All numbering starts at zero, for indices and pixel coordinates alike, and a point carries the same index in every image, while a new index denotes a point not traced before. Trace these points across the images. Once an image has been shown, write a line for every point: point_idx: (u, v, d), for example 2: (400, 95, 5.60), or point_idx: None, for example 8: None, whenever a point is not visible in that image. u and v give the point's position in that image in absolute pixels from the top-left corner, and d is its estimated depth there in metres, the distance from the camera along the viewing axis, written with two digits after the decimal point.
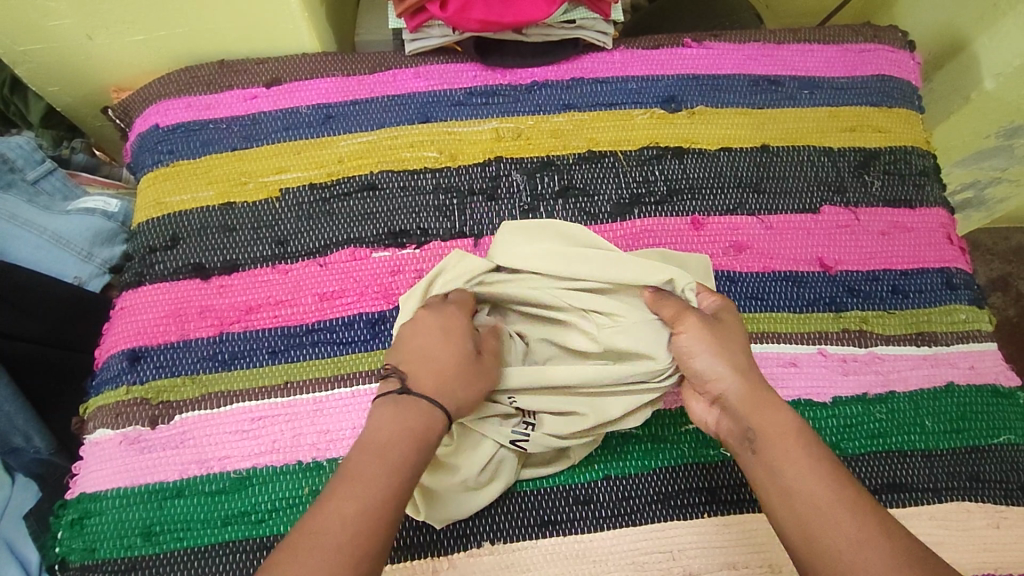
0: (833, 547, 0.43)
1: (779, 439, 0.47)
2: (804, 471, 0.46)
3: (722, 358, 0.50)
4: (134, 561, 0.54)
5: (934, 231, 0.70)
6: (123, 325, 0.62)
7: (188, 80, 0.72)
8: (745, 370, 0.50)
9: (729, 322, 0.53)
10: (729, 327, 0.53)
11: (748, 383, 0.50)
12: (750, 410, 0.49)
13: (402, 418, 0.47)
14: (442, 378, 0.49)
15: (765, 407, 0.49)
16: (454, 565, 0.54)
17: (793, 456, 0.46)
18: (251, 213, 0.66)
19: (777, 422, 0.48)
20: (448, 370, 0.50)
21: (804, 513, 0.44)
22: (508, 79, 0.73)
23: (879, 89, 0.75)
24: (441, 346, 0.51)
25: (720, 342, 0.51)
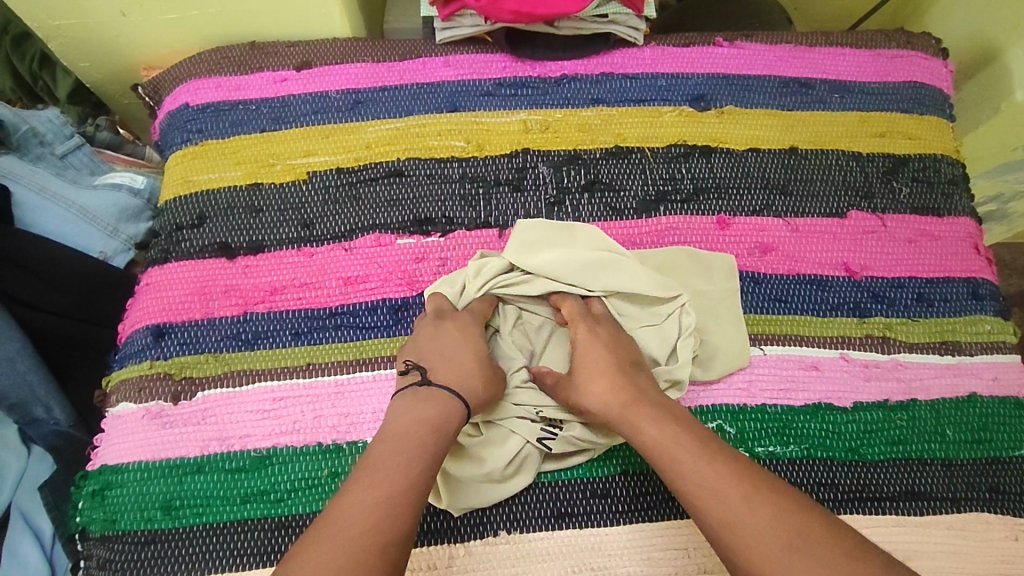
0: (725, 520, 0.45)
1: (659, 444, 0.50)
2: (684, 452, 0.49)
3: (596, 398, 0.54)
4: (155, 534, 0.54)
5: (962, 241, 0.69)
6: (148, 301, 0.63)
7: (219, 60, 0.72)
8: (614, 396, 0.54)
9: (587, 355, 0.56)
10: (590, 361, 0.56)
11: (621, 403, 0.53)
12: (629, 428, 0.52)
13: (418, 412, 0.50)
14: (459, 371, 0.54)
15: (637, 416, 0.52)
16: (471, 552, 0.54)
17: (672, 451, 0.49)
18: (278, 195, 0.66)
19: (653, 429, 0.51)
20: (464, 364, 0.54)
21: (705, 503, 0.46)
22: (538, 71, 0.73)
23: (911, 95, 0.75)
24: (456, 342, 0.56)
25: (589, 385, 0.55)
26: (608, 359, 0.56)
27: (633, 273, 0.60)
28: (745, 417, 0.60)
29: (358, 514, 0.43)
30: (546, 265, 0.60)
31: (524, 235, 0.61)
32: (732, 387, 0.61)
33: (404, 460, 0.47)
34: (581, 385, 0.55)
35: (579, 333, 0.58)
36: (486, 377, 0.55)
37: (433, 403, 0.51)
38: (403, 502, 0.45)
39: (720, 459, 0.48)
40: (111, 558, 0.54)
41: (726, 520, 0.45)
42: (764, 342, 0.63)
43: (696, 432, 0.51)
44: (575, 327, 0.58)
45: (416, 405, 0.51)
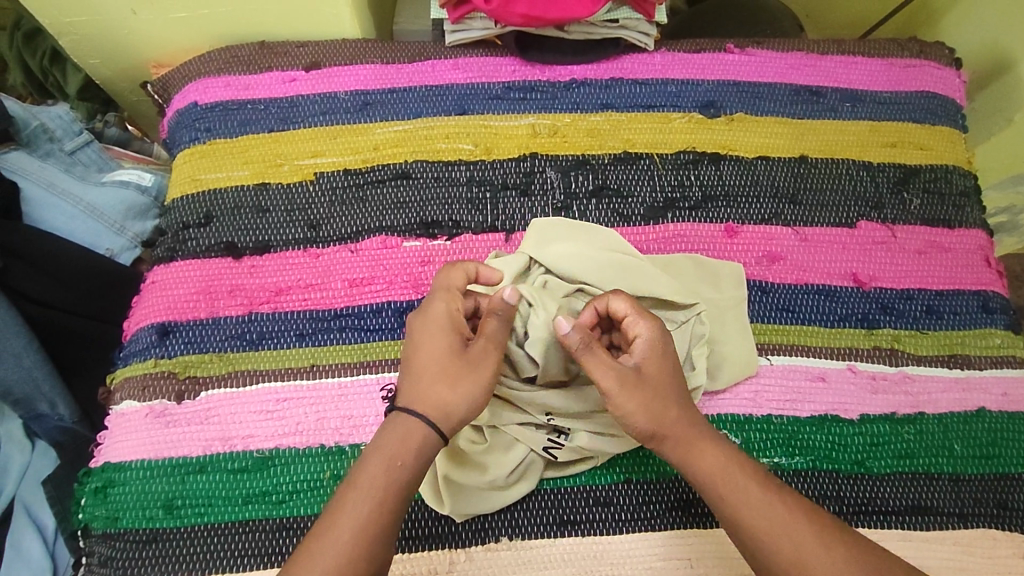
0: (790, 559, 0.44)
1: (715, 473, 0.48)
2: (737, 487, 0.47)
3: (655, 417, 0.49)
4: (156, 533, 0.54)
5: (973, 253, 0.69)
6: (153, 300, 0.63)
7: (229, 59, 0.72)
8: (673, 416, 0.50)
9: (651, 359, 0.51)
10: (654, 368, 0.51)
11: (680, 428, 0.50)
12: (683, 456, 0.49)
13: (389, 438, 0.47)
14: (425, 380, 0.49)
15: (692, 445, 0.49)
16: (472, 558, 0.54)
17: (728, 483, 0.47)
18: (285, 196, 0.66)
19: (709, 459, 0.49)
20: (428, 371, 0.49)
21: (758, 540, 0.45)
22: (548, 75, 0.73)
23: (923, 105, 0.74)
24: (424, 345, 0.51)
25: (650, 397, 0.50)
26: (669, 371, 0.52)
27: (646, 276, 0.60)
28: (750, 428, 0.60)
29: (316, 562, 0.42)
30: (562, 261, 0.60)
31: (538, 233, 0.62)
32: (737, 397, 0.61)
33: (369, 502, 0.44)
34: (643, 392, 0.50)
35: (637, 330, 0.52)
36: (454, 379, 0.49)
37: (400, 428, 0.48)
38: (360, 549, 0.43)
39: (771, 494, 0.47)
40: (113, 555, 0.54)
41: (793, 560, 0.44)
42: (770, 352, 0.63)
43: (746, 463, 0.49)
44: (636, 322, 0.52)
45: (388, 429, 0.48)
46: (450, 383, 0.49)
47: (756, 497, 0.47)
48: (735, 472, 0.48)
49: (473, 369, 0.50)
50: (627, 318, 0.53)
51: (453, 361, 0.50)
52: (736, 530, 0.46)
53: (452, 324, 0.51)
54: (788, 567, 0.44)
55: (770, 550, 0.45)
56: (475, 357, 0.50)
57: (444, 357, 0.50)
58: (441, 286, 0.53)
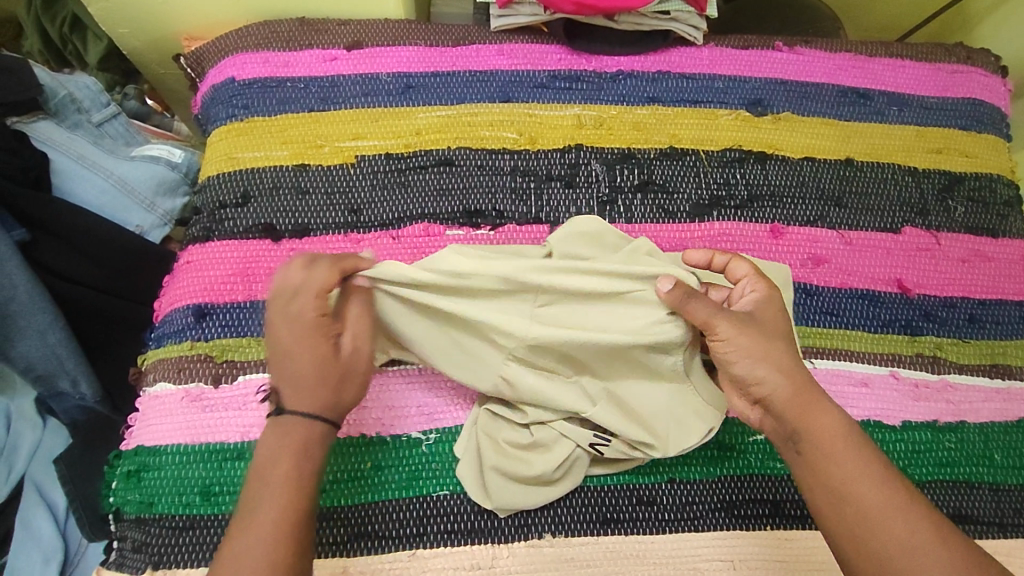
0: (899, 543, 0.42)
1: (831, 437, 0.46)
2: (854, 465, 0.45)
3: (770, 369, 0.48)
4: (193, 519, 0.53)
5: (1015, 263, 0.68)
6: (188, 280, 0.61)
7: (268, 35, 0.70)
8: (790, 368, 0.48)
9: (769, 312, 0.51)
10: (771, 322, 0.51)
11: (796, 384, 0.48)
12: (797, 413, 0.47)
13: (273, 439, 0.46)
14: (311, 381, 0.46)
15: (810, 408, 0.47)
16: (514, 554, 0.53)
17: (847, 451, 0.45)
18: (326, 177, 0.64)
19: (827, 423, 0.46)
20: (320, 374, 0.47)
21: (872, 525, 0.43)
22: (594, 66, 0.71)
23: (969, 112, 0.74)
24: (302, 339, 0.47)
25: (765, 339, 0.49)
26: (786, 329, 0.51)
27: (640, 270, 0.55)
28: None
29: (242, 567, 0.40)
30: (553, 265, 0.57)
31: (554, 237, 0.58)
32: None
33: (281, 508, 0.43)
34: (760, 335, 0.49)
35: (753, 289, 0.53)
36: (338, 380, 0.47)
37: (282, 432, 0.46)
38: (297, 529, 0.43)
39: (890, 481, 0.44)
40: (148, 541, 0.53)
41: (901, 542, 0.42)
42: (814, 356, 0.62)
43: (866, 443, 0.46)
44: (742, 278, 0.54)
45: (269, 433, 0.46)
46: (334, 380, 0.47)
47: (873, 471, 0.44)
48: (856, 442, 0.46)
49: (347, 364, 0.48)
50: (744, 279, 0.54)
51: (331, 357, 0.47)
52: (838, 499, 0.44)
53: (322, 329, 0.48)
54: (896, 551, 0.42)
55: (880, 527, 0.42)
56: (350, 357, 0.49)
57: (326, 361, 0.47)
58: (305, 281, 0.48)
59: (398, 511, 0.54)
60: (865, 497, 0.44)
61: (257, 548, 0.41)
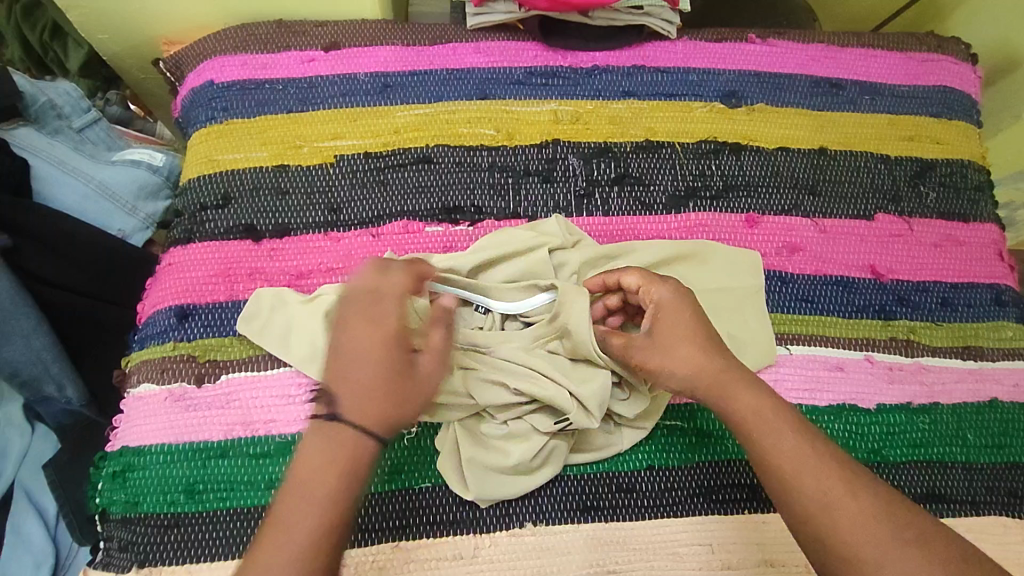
0: (813, 503, 0.44)
1: (751, 420, 0.47)
2: (778, 433, 0.47)
3: (680, 379, 0.50)
4: (178, 517, 0.54)
5: (986, 247, 0.70)
6: (170, 281, 0.61)
7: (246, 37, 0.70)
8: (706, 364, 0.50)
9: (668, 317, 0.52)
10: (673, 327, 0.51)
11: (711, 372, 0.49)
12: (720, 398, 0.49)
13: (319, 447, 0.44)
14: (367, 397, 0.45)
15: (729, 387, 0.49)
16: (496, 543, 0.54)
17: (767, 425, 0.47)
18: (305, 178, 0.65)
19: (749, 401, 0.48)
20: (375, 391, 0.45)
21: (798, 492, 0.45)
22: (569, 61, 0.72)
23: (940, 100, 0.75)
24: (365, 359, 0.46)
25: (671, 352, 0.50)
26: (693, 325, 0.51)
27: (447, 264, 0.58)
28: None
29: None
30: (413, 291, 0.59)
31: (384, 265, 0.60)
32: None
33: (328, 512, 0.42)
34: (664, 349, 0.50)
35: (654, 294, 0.53)
36: (402, 403, 0.46)
37: (332, 441, 0.44)
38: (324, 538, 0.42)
39: (812, 445, 0.46)
40: (134, 540, 0.53)
41: (818, 501, 0.44)
42: (789, 342, 0.63)
43: (788, 415, 0.48)
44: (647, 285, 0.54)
45: (316, 437, 0.44)
46: (393, 401, 0.45)
47: (793, 445, 0.46)
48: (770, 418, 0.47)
49: (417, 385, 0.47)
50: (641, 287, 0.54)
51: (399, 376, 0.46)
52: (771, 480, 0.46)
53: (397, 338, 0.47)
54: (813, 512, 0.44)
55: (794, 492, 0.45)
56: (420, 375, 0.48)
57: (384, 375, 0.45)
58: (376, 288, 0.48)
59: (381, 504, 0.55)
60: (785, 466, 0.45)
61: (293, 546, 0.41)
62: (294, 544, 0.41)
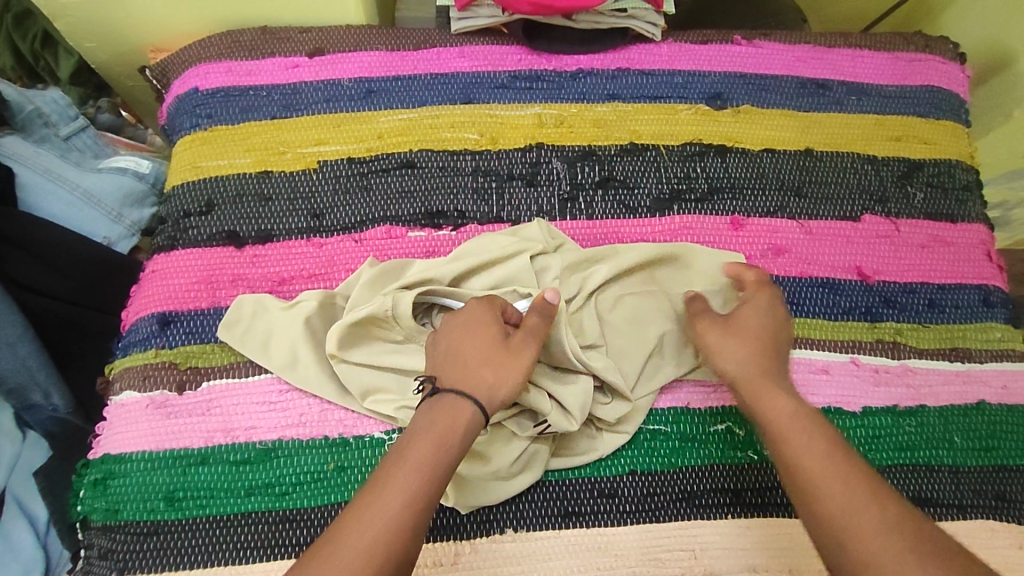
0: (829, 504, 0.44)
1: (781, 419, 0.50)
2: (801, 438, 0.48)
3: (730, 361, 0.54)
4: (157, 525, 0.54)
5: (974, 248, 0.69)
6: (153, 288, 0.61)
7: (231, 44, 0.70)
8: (757, 359, 0.54)
9: (750, 315, 0.57)
10: (750, 321, 0.56)
11: (755, 369, 0.53)
12: (754, 396, 0.52)
13: (436, 417, 0.48)
14: (471, 368, 0.50)
15: (764, 389, 0.52)
16: (476, 550, 0.54)
17: (794, 430, 0.49)
18: (288, 184, 0.65)
19: (778, 404, 0.51)
20: (476, 362, 0.50)
21: (817, 494, 0.45)
22: (553, 65, 0.72)
23: (927, 100, 0.74)
24: (466, 340, 0.52)
25: (743, 335, 0.55)
26: (766, 325, 0.56)
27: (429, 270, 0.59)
28: None
29: (360, 541, 0.41)
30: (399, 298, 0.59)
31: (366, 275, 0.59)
32: None
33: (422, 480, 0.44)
34: (730, 329, 0.56)
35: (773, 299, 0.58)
36: (499, 372, 0.50)
37: (448, 412, 0.48)
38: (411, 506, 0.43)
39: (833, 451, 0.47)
40: (113, 548, 0.53)
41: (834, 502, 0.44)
42: None
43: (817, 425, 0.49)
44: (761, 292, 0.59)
45: (434, 409, 0.48)
46: (493, 369, 0.50)
47: (817, 446, 0.47)
48: (800, 420, 0.49)
49: (513, 358, 0.51)
50: (761, 284, 0.59)
51: (492, 349, 0.51)
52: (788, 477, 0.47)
53: (490, 322, 0.53)
54: (831, 513, 0.44)
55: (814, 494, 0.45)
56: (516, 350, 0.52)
57: (488, 349, 0.51)
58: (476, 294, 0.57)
59: None
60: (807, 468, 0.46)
61: (387, 508, 0.42)
62: (390, 505, 0.43)
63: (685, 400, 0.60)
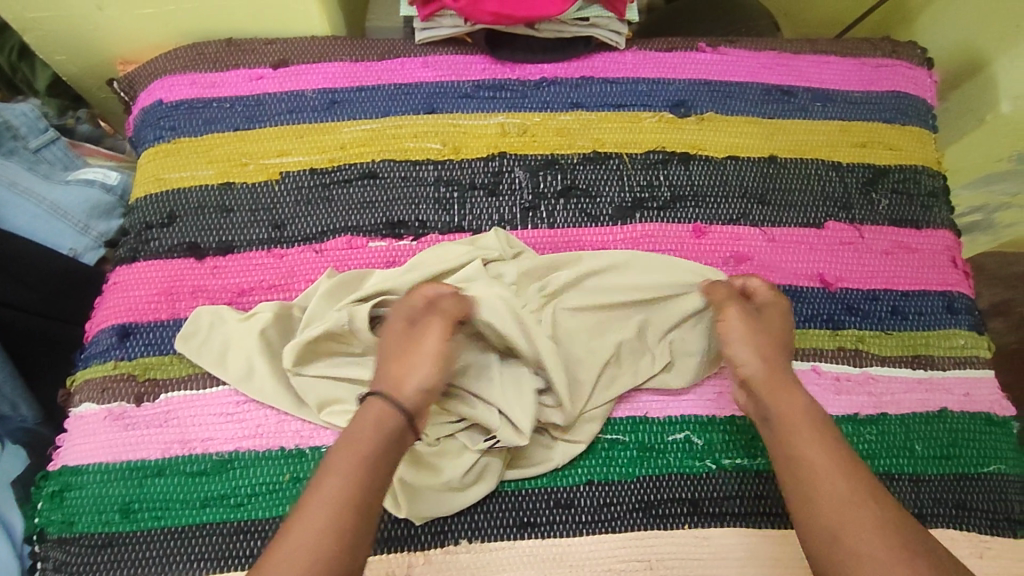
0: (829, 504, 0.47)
1: (793, 418, 0.52)
2: (807, 438, 0.50)
3: (753, 354, 0.55)
4: (112, 537, 0.54)
5: (939, 254, 0.69)
6: (114, 300, 0.62)
7: (195, 56, 0.71)
8: (775, 359, 0.55)
9: (773, 317, 0.58)
10: (775, 324, 0.58)
11: (772, 369, 0.54)
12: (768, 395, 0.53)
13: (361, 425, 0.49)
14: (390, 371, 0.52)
15: (779, 388, 0.53)
16: (430, 561, 0.54)
17: (804, 430, 0.51)
18: (250, 195, 0.65)
19: (791, 403, 0.52)
20: (391, 363, 0.52)
21: (817, 492, 0.48)
22: (517, 74, 0.72)
23: (893, 105, 0.74)
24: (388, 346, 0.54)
25: (762, 331, 0.57)
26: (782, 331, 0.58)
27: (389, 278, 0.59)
28: (712, 428, 0.60)
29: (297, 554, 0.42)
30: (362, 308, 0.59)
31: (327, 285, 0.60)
32: (701, 399, 0.61)
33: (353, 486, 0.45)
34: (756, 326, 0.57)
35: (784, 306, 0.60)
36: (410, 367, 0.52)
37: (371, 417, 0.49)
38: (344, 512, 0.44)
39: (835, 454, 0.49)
40: (68, 560, 0.54)
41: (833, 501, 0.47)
42: None
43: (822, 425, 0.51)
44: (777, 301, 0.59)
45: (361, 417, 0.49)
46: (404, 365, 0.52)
47: (825, 446, 0.50)
48: (815, 422, 0.51)
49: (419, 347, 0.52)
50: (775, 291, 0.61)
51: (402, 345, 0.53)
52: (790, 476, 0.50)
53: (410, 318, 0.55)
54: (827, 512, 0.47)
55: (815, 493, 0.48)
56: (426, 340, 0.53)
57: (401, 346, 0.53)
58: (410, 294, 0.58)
59: None
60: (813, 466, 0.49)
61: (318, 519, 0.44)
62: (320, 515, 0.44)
63: (644, 410, 0.60)
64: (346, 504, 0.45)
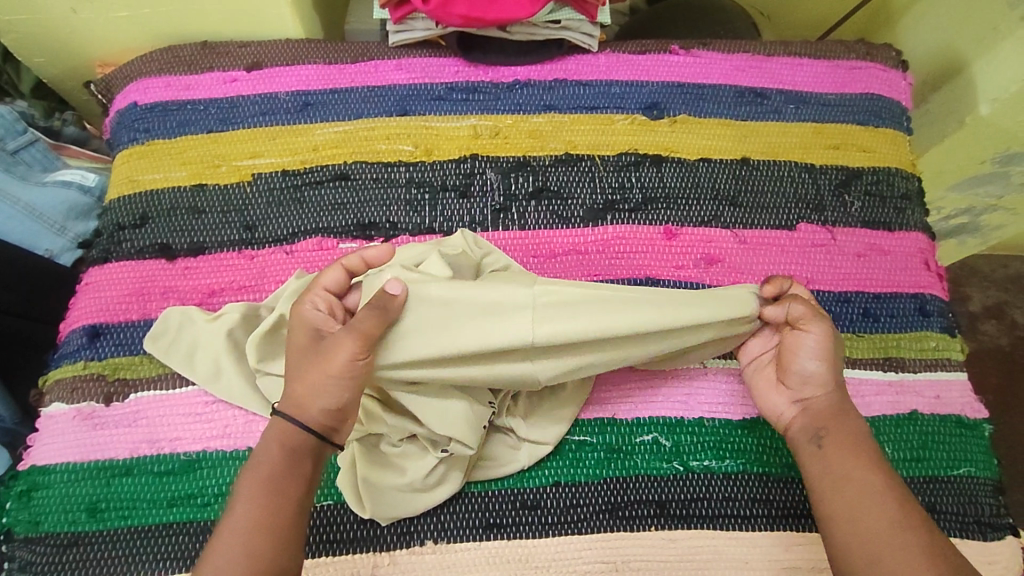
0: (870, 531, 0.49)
1: (844, 446, 0.53)
2: (851, 466, 0.51)
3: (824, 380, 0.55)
4: (78, 536, 0.54)
5: (912, 256, 0.69)
6: (86, 301, 0.62)
7: (170, 59, 0.71)
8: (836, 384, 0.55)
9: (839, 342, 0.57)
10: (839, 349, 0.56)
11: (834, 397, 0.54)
12: (821, 423, 0.54)
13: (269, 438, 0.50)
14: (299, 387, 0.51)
15: (836, 417, 0.54)
16: (395, 561, 0.54)
17: (852, 456, 0.52)
18: (221, 197, 0.66)
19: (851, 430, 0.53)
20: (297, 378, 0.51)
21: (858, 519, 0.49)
22: (490, 76, 0.72)
23: (867, 107, 0.74)
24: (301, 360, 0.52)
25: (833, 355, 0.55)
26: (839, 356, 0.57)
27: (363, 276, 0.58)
28: (679, 429, 0.60)
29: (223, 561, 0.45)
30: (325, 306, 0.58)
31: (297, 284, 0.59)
32: (669, 401, 0.61)
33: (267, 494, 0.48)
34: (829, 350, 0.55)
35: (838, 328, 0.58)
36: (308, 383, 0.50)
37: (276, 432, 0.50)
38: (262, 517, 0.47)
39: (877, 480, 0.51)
40: (33, 560, 0.54)
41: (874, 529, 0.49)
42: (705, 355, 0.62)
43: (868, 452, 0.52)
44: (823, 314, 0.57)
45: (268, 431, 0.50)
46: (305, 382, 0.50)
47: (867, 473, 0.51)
48: (860, 447, 0.52)
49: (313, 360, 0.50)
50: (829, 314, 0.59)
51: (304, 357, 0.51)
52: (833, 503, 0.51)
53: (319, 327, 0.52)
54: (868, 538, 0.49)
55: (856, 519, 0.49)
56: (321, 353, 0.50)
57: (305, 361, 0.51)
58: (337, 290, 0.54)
59: None
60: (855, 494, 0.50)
61: (240, 527, 0.46)
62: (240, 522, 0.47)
63: (612, 411, 0.60)
64: (263, 511, 0.47)
